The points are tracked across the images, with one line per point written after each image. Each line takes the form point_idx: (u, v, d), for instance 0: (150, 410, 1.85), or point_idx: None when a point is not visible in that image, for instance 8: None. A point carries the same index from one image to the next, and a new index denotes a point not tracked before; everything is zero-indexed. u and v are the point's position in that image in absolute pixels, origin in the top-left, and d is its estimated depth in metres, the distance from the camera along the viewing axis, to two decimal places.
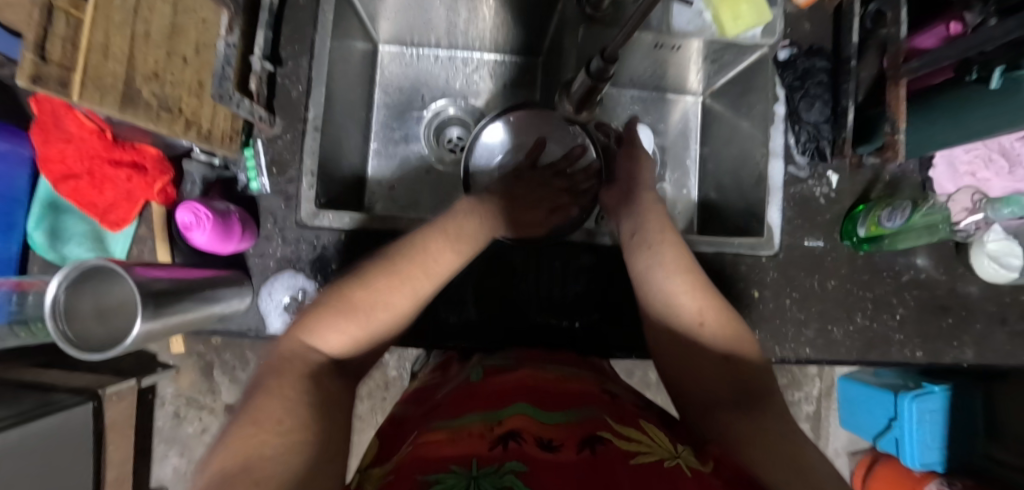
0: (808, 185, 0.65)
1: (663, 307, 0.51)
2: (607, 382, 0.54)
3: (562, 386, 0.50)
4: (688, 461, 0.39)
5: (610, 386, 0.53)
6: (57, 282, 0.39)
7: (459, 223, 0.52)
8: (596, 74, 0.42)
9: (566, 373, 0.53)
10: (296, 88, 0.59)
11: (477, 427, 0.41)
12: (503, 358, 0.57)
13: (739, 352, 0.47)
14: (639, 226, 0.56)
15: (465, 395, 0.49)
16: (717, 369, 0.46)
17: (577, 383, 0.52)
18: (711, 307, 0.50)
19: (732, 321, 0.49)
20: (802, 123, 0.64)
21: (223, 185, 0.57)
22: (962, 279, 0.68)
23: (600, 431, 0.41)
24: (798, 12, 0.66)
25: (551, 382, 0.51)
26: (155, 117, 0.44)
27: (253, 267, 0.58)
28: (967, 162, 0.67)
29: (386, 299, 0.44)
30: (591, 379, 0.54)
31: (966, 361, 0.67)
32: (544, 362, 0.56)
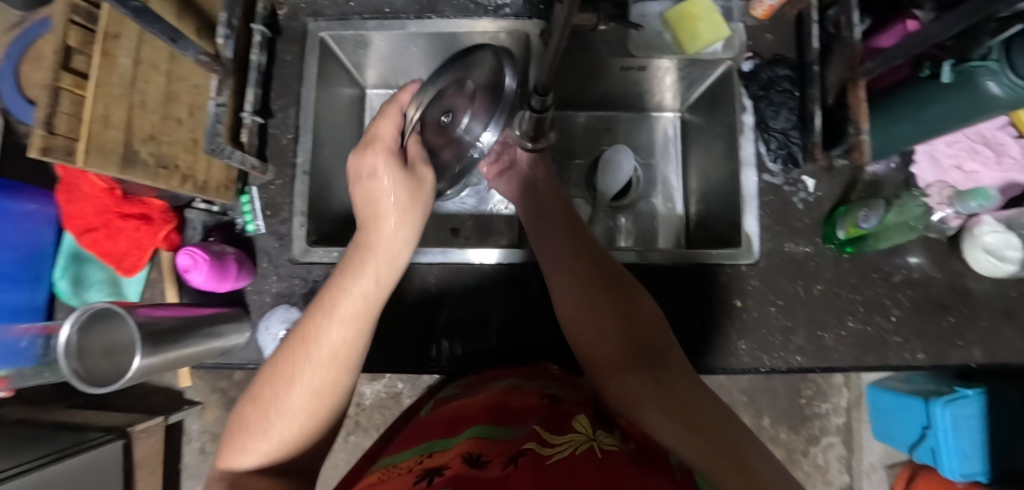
0: (784, 192, 0.65)
1: (571, 318, 0.46)
2: (551, 387, 0.55)
3: (506, 401, 0.50)
4: (602, 441, 0.41)
5: (552, 391, 0.53)
6: (69, 324, 0.43)
7: (354, 275, 0.38)
8: (539, 108, 0.46)
9: (511, 385, 0.54)
10: (285, 136, 0.64)
11: (411, 462, 0.42)
12: (455, 388, 0.60)
13: (637, 316, 0.43)
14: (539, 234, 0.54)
15: (421, 430, 0.51)
16: (640, 364, 0.39)
17: (520, 396, 0.52)
18: (617, 297, 0.45)
19: (633, 294, 0.45)
20: (771, 131, 0.65)
21: (222, 229, 0.61)
22: (960, 276, 0.66)
23: (527, 442, 0.40)
24: (759, 24, 0.67)
25: (494, 398, 0.51)
26: (152, 174, 0.48)
27: (252, 304, 0.62)
28: (951, 155, 0.65)
29: (286, 389, 0.37)
30: (533, 388, 0.54)
31: (974, 362, 0.64)
32: (493, 380, 0.57)
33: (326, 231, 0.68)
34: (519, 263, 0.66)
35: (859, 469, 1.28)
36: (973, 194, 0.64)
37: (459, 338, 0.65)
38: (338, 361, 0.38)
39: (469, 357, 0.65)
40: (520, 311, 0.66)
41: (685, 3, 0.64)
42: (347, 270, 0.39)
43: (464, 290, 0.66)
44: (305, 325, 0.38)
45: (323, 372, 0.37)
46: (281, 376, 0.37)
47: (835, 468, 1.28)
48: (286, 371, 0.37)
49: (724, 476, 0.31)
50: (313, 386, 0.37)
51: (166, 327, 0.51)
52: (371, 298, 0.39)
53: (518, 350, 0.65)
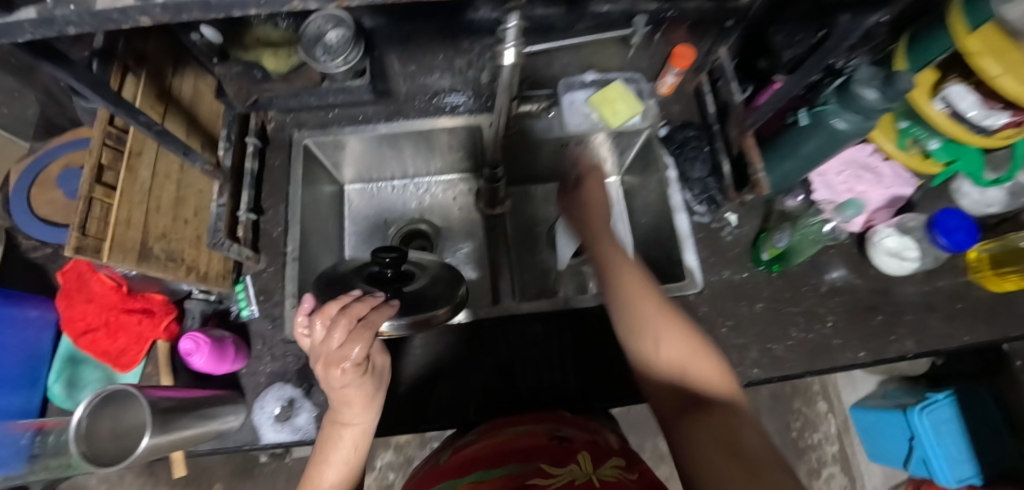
0: (713, 228, 0.76)
1: (645, 363, 0.52)
2: (562, 428, 0.58)
3: (512, 443, 0.55)
4: (602, 474, 0.47)
5: (563, 432, 0.58)
6: (82, 408, 0.47)
7: (343, 398, 0.49)
8: None
9: (523, 429, 0.58)
10: (275, 229, 0.72)
11: None
12: (471, 435, 0.62)
13: (693, 371, 0.49)
14: (614, 295, 0.55)
15: (439, 473, 0.55)
16: (696, 410, 0.47)
17: (527, 438, 0.56)
18: (688, 347, 0.50)
19: (694, 353, 0.50)
20: (692, 180, 0.77)
21: (218, 317, 0.67)
22: (877, 280, 0.76)
23: (530, 477, 0.46)
24: (666, 98, 0.82)
25: (504, 442, 0.55)
26: (166, 267, 0.55)
27: (246, 385, 0.65)
28: (842, 182, 0.79)
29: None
30: (544, 430, 0.58)
31: (910, 353, 0.73)
32: (505, 426, 0.60)
33: None
34: (495, 319, 0.73)
35: None
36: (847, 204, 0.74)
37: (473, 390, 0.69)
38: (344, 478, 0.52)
39: (461, 411, 0.68)
40: (502, 361, 0.71)
41: (603, 91, 0.78)
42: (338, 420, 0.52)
43: (449, 351, 0.71)
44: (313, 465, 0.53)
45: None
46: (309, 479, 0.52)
47: None
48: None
49: None
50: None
51: (169, 406, 0.54)
52: (354, 441, 0.53)
53: (507, 400, 0.69)
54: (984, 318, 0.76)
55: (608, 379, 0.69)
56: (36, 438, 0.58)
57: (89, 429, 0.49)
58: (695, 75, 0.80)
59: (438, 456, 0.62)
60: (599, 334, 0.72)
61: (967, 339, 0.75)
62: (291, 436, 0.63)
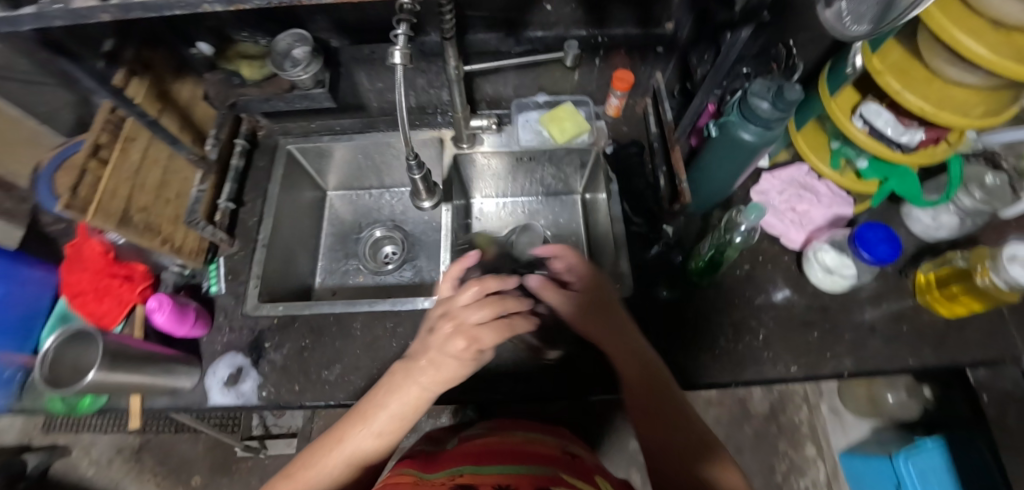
0: (648, 237, 0.80)
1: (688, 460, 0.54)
2: (568, 444, 0.64)
3: (529, 445, 0.59)
4: None
5: (571, 448, 0.63)
6: (53, 338, 0.58)
7: (431, 367, 0.51)
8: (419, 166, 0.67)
9: (533, 436, 0.63)
10: (251, 220, 0.82)
11: (440, 478, 0.49)
12: (478, 429, 0.67)
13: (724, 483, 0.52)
14: (666, 379, 0.59)
15: (433, 455, 0.58)
16: None
17: (543, 445, 0.60)
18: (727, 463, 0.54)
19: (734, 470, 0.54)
20: (630, 193, 0.81)
21: (191, 289, 0.76)
22: (814, 296, 0.77)
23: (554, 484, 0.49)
24: (614, 119, 0.88)
25: (521, 443, 0.59)
26: (140, 233, 0.65)
27: (204, 351, 0.73)
28: (784, 201, 0.82)
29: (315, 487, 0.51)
30: (555, 442, 0.63)
31: (846, 370, 0.73)
32: (515, 430, 0.65)
33: (280, 297, 0.82)
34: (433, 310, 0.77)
35: None
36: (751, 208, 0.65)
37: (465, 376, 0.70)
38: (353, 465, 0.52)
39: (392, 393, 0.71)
40: None
41: (554, 110, 0.85)
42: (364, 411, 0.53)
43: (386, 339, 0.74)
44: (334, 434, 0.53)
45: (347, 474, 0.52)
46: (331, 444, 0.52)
47: None
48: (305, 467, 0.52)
49: None
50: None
51: (129, 353, 0.62)
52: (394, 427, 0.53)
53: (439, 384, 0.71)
54: (931, 342, 0.75)
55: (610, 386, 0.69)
56: (20, 373, 0.70)
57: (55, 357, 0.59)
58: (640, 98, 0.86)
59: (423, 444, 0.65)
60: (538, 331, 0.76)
61: (911, 362, 0.74)
62: (235, 401, 0.70)
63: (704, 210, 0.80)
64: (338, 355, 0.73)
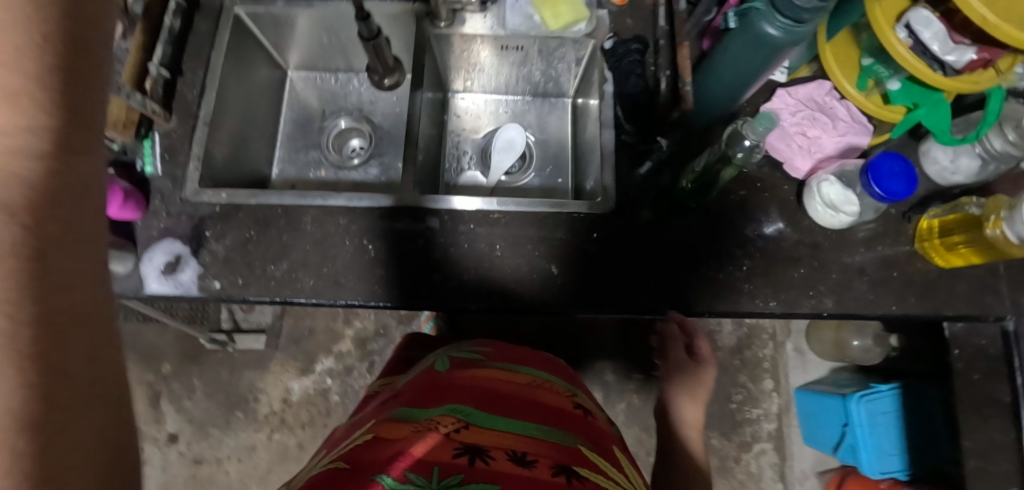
0: (639, 149, 0.73)
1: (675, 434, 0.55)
2: (574, 393, 0.59)
3: (540, 395, 0.54)
4: None
5: (577, 397, 0.59)
6: None
7: None
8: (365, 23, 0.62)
9: (542, 380, 0.57)
10: (190, 92, 0.72)
11: (442, 419, 0.45)
12: (469, 351, 0.61)
13: None
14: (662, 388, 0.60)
15: (428, 384, 0.53)
16: None
17: (552, 393, 0.55)
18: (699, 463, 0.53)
19: None
20: (626, 96, 0.72)
21: (121, 168, 0.68)
22: (808, 231, 0.71)
23: (576, 462, 0.43)
24: (619, 10, 0.76)
25: (526, 389, 0.53)
26: None
27: (140, 237, 0.67)
28: (796, 123, 0.72)
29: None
30: (560, 386, 0.59)
31: (826, 311, 0.69)
32: (514, 363, 0.60)
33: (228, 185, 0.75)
34: (391, 207, 0.70)
35: (792, 477, 1.25)
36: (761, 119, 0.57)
37: (450, 281, 0.67)
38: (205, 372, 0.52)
39: (351, 288, 0.66)
40: (458, 253, 0.69)
41: None
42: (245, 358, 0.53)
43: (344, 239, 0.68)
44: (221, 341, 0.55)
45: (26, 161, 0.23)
46: None
47: (769, 477, 1.25)
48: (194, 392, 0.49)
49: None
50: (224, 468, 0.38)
51: None
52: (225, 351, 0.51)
53: (398, 286, 0.67)
54: (918, 291, 0.71)
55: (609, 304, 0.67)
56: None
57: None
58: None
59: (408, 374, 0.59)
60: (519, 240, 0.70)
61: (894, 309, 0.70)
62: (174, 291, 0.65)
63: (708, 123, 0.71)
64: (285, 250, 0.67)
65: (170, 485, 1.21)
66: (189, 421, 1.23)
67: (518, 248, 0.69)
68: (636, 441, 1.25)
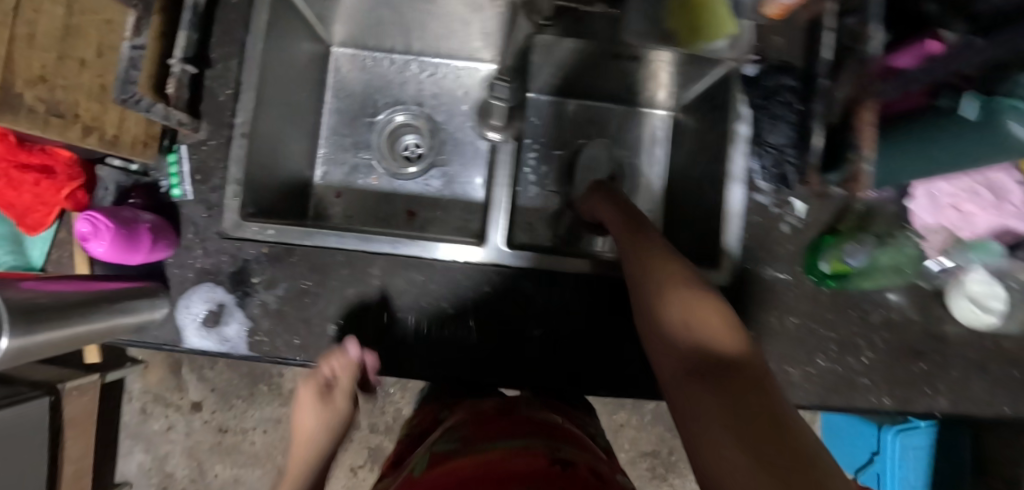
0: (772, 214, 0.60)
1: (699, 348, 0.32)
2: (561, 448, 0.43)
3: (504, 465, 0.40)
4: None
5: (565, 452, 0.43)
6: None
7: None
8: None
9: (518, 444, 0.43)
10: (223, 92, 0.57)
11: None
12: (451, 441, 0.49)
13: (713, 345, 0.31)
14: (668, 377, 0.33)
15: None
16: (730, 383, 0.27)
17: (526, 457, 0.41)
18: (708, 303, 0.35)
19: (733, 327, 0.33)
20: (767, 146, 0.59)
21: (143, 191, 0.55)
22: (939, 321, 0.62)
23: None
24: (770, 24, 0.61)
25: (492, 465, 0.40)
26: (40, 123, 0.44)
27: (172, 278, 0.56)
28: (952, 194, 0.60)
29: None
30: (541, 446, 0.43)
31: (939, 411, 0.62)
32: (494, 436, 0.46)
33: (271, 205, 0.63)
34: (471, 265, 0.58)
35: None
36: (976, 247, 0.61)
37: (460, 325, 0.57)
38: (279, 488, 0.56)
39: (410, 354, 0.56)
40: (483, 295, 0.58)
41: None
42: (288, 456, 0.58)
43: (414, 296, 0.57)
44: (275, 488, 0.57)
45: None
46: None
47: None
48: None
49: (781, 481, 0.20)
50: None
51: (58, 303, 0.44)
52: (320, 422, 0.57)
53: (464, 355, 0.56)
54: None
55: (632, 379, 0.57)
56: None
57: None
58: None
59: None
60: (603, 305, 0.58)
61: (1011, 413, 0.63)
62: (218, 346, 0.55)
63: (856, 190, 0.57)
64: (346, 306, 0.56)
65: (195, 450, 1.20)
66: (212, 390, 1.20)
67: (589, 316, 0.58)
68: (659, 439, 1.22)
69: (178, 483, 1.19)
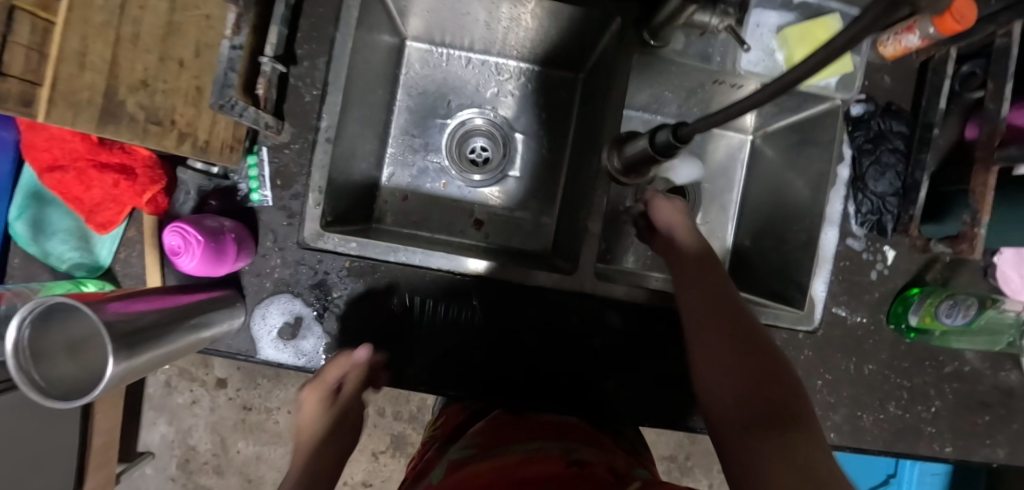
0: (862, 259, 0.58)
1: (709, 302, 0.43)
2: (580, 450, 0.45)
3: (520, 468, 0.40)
4: None
5: (579, 454, 0.44)
6: (18, 318, 0.34)
7: None
8: (662, 146, 0.44)
9: (532, 449, 0.44)
10: (309, 92, 0.54)
11: None
12: (463, 448, 0.48)
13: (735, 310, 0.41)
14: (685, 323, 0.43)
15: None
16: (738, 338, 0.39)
17: (544, 462, 0.42)
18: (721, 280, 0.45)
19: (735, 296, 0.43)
20: (867, 193, 0.57)
21: (220, 194, 0.52)
22: (1009, 376, 0.63)
23: None
24: (882, 64, 0.58)
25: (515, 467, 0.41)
26: (140, 131, 0.44)
27: (248, 286, 0.54)
28: None
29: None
30: (556, 450, 0.44)
31: (995, 461, 0.63)
32: (508, 441, 0.47)
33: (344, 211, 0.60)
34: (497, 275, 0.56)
35: None
36: None
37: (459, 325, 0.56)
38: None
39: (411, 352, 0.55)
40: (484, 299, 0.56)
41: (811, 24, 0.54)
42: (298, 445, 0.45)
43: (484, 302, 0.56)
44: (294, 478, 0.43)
45: None
46: None
47: None
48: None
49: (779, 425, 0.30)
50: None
51: (148, 322, 0.41)
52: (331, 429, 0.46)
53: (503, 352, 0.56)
54: None
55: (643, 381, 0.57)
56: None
57: (35, 346, 0.36)
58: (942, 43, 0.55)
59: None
60: (604, 316, 0.58)
61: None
62: (294, 360, 0.54)
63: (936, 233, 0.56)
64: None
65: (219, 426, 1.20)
66: (237, 368, 1.19)
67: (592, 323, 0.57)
68: (678, 444, 1.24)
69: (200, 457, 1.20)
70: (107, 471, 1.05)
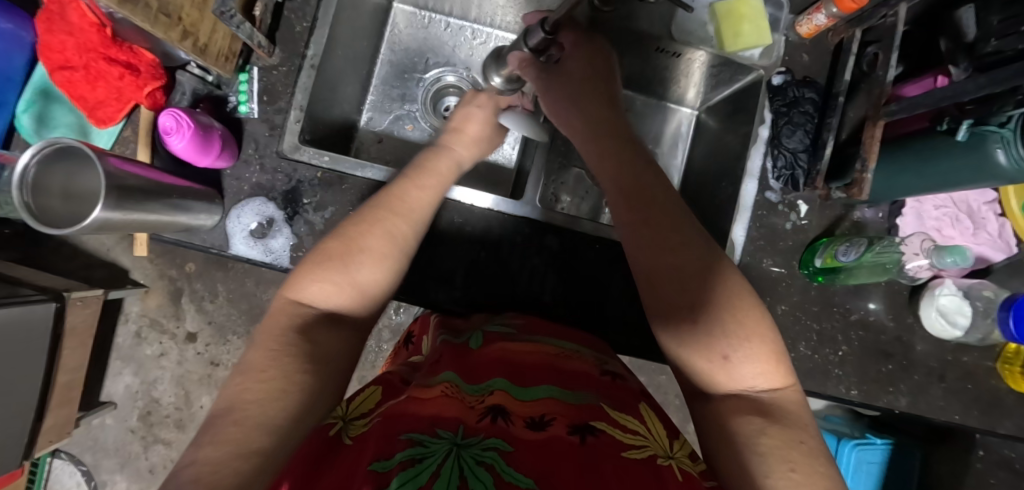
0: (778, 210, 0.67)
1: (629, 165, 0.47)
2: (609, 362, 0.49)
3: (562, 363, 0.45)
4: (683, 463, 0.35)
5: (611, 367, 0.48)
6: (29, 156, 0.43)
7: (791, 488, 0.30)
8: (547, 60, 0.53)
9: (570, 350, 0.48)
10: (300, 23, 0.62)
11: (466, 396, 0.39)
12: (505, 325, 0.54)
13: (647, 177, 0.46)
14: (636, 181, 0.46)
15: (462, 360, 0.46)
16: (658, 214, 0.44)
17: (576, 360, 0.46)
18: (624, 158, 0.48)
19: (644, 166, 0.47)
20: (782, 149, 0.66)
21: (212, 102, 0.60)
22: (909, 329, 0.69)
23: (597, 419, 0.36)
24: (800, 42, 0.68)
25: (546, 356, 0.45)
26: (152, 17, 0.48)
27: (228, 188, 0.60)
28: (935, 217, 0.68)
29: None
30: (591, 357, 0.48)
31: (898, 409, 0.68)
32: (542, 334, 0.51)
33: (321, 137, 0.67)
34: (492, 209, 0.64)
35: None
36: (951, 250, 0.64)
37: (473, 270, 0.64)
38: (392, 241, 0.43)
39: (435, 290, 0.63)
40: (500, 234, 0.65)
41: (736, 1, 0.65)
42: (404, 195, 0.47)
43: (468, 245, 0.64)
44: (376, 215, 0.44)
45: (783, 439, 0.33)
46: (790, 439, 0.33)
47: None
48: (297, 283, 0.40)
49: (666, 245, 0.42)
50: (295, 347, 0.35)
51: (137, 187, 0.49)
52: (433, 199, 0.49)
53: (506, 301, 0.64)
54: (985, 407, 0.69)
55: (634, 312, 0.65)
56: None
57: (40, 181, 0.46)
58: (848, 29, 0.65)
59: (439, 339, 0.53)
60: (581, 263, 0.65)
61: (957, 419, 0.69)
62: (262, 257, 0.59)
63: (842, 180, 0.64)
64: None
65: (185, 380, 1.11)
66: (208, 322, 1.09)
67: (578, 271, 0.65)
68: None
69: (162, 410, 1.11)
70: (69, 411, 0.92)
